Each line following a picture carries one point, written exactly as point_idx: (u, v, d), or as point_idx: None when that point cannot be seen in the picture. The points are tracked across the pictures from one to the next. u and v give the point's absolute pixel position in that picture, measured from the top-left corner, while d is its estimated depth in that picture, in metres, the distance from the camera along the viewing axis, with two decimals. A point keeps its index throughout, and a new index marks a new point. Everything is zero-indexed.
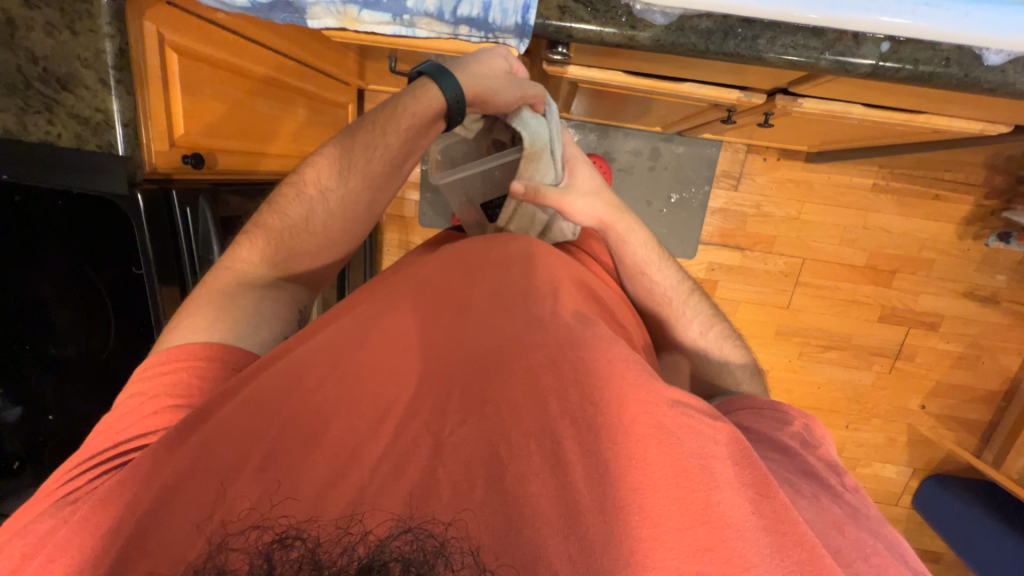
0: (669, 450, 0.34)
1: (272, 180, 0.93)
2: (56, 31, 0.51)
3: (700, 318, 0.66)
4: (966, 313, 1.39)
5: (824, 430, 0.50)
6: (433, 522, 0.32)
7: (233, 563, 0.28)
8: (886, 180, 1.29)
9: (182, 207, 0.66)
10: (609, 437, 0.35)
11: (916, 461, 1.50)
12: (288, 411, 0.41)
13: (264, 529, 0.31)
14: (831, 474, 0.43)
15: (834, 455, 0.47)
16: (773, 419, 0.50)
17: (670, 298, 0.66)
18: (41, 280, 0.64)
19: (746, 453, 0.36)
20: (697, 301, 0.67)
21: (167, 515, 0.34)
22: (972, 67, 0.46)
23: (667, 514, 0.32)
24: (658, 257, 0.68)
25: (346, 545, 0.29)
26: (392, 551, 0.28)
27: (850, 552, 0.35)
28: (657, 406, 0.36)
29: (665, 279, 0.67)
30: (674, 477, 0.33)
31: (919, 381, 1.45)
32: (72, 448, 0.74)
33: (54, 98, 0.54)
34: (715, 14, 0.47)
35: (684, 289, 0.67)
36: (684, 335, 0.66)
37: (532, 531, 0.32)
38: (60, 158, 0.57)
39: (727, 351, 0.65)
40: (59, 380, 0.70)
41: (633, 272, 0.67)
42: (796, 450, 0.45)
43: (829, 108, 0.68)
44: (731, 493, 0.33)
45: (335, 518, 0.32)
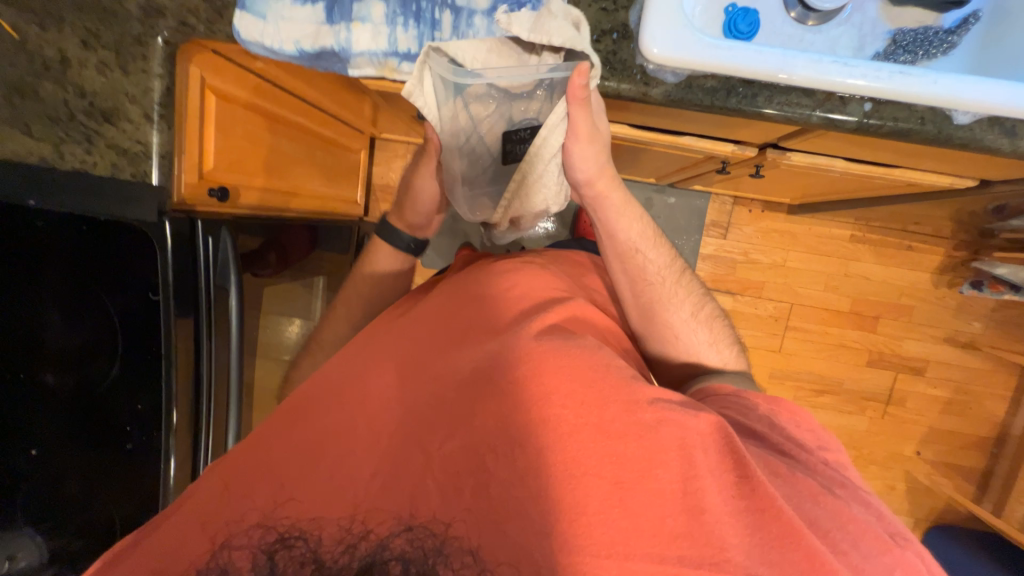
0: (648, 445, 0.40)
1: (291, 218, 0.96)
2: (108, 69, 0.55)
3: (691, 298, 0.67)
4: (948, 358, 1.44)
5: (790, 408, 0.53)
6: (433, 522, 0.39)
7: (237, 561, 0.38)
8: (862, 232, 1.38)
9: (205, 237, 0.67)
10: (593, 439, 0.41)
11: (919, 511, 1.48)
12: (291, 436, 0.47)
13: (268, 529, 0.40)
14: (802, 452, 0.48)
15: (800, 433, 0.51)
16: (739, 408, 0.53)
17: (663, 278, 0.66)
18: (53, 308, 0.65)
19: (729, 441, 0.42)
20: (686, 282, 0.68)
21: (180, 522, 0.42)
22: (944, 125, 0.53)
23: (649, 506, 0.39)
24: (649, 232, 0.67)
25: (349, 545, 0.38)
26: (393, 549, 0.38)
27: (827, 522, 0.41)
28: (636, 406, 0.42)
29: (657, 258, 0.67)
30: (653, 469, 0.40)
31: (912, 426, 1.46)
32: (43, 493, 0.68)
33: (97, 130, 0.57)
34: (719, 75, 0.53)
35: (675, 270, 0.68)
36: (677, 316, 0.65)
37: (518, 530, 0.39)
38: (94, 187, 0.58)
39: (716, 331, 0.66)
40: (49, 414, 0.67)
41: (624, 247, 0.66)
42: (765, 434, 0.49)
43: (815, 161, 0.75)
44: (711, 481, 0.40)
45: (338, 520, 0.40)
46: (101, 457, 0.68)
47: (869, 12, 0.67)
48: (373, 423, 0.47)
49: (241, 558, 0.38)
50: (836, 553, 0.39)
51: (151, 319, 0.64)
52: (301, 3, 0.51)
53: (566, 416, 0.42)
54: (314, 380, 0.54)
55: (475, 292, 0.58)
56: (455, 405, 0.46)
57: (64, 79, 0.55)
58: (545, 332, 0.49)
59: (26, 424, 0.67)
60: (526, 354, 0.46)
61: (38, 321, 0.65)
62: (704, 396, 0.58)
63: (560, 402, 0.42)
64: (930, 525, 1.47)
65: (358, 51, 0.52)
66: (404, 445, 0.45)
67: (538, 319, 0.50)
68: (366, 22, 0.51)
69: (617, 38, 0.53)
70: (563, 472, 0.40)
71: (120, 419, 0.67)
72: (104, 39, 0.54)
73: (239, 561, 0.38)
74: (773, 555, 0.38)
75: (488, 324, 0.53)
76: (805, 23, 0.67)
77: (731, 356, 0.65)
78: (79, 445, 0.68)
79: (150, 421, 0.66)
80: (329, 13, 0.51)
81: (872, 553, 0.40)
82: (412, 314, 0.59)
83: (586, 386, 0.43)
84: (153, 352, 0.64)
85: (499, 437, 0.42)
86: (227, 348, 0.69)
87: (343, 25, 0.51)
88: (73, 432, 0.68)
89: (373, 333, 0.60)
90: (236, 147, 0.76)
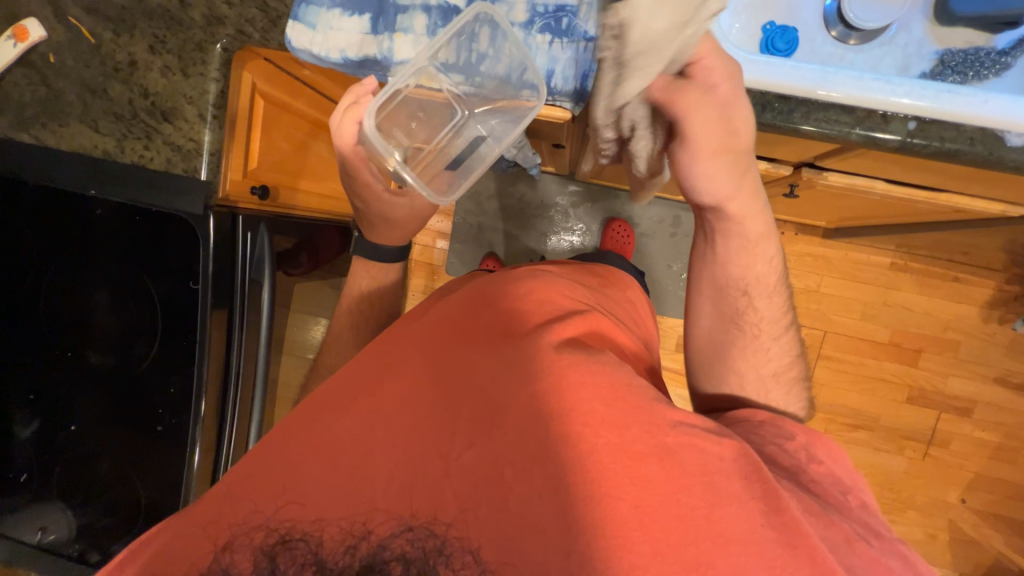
0: (670, 469, 0.39)
1: (325, 219, 0.99)
2: (170, 72, 0.60)
3: (784, 355, 0.59)
4: (998, 399, 1.34)
5: (830, 445, 0.49)
6: (435, 523, 0.40)
7: (239, 563, 0.39)
8: (904, 260, 1.32)
9: (244, 231, 0.70)
10: (612, 460, 0.40)
11: (963, 565, 1.36)
12: (299, 441, 0.46)
13: (269, 530, 0.41)
14: (841, 494, 0.46)
15: (837, 471, 0.47)
16: (769, 435, 0.50)
17: (761, 329, 0.58)
18: (100, 290, 0.69)
19: (762, 476, 0.40)
20: (786, 338, 0.60)
21: (188, 521, 0.43)
22: (996, 147, 0.50)
23: (667, 532, 0.38)
24: (770, 274, 0.59)
25: (349, 546, 0.39)
26: (394, 549, 0.39)
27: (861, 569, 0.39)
28: (659, 427, 0.41)
29: (765, 307, 0.59)
30: (677, 494, 0.39)
31: (956, 471, 1.36)
32: (76, 465, 0.71)
33: (155, 127, 0.61)
34: (754, 90, 0.52)
35: (780, 324, 0.60)
36: (755, 370, 0.58)
37: (532, 547, 0.39)
38: (152, 180, 0.63)
39: (795, 395, 0.58)
40: (88, 389, 0.71)
41: (734, 285, 0.58)
42: (799, 467, 0.47)
43: (852, 181, 0.73)
44: (734, 510, 0.39)
45: (339, 521, 0.41)
46: (131, 439, 0.70)
47: (914, 32, 0.66)
48: (390, 425, 0.45)
49: (242, 560, 0.39)
50: None
51: (189, 307, 0.67)
52: (349, 14, 0.54)
53: (586, 434, 0.40)
54: (340, 375, 0.52)
55: (494, 296, 0.54)
56: (474, 413, 0.44)
57: (131, 80, 0.60)
58: (569, 341, 0.47)
59: (69, 397, 0.71)
60: (546, 367, 0.44)
61: (86, 304, 0.70)
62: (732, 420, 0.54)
63: (587, 419, 0.41)
64: None
65: (399, 59, 0.55)
66: (421, 452, 0.43)
67: (559, 329, 0.48)
68: (408, 33, 0.54)
69: None
70: (576, 480, 0.40)
71: (152, 402, 0.70)
72: (169, 45, 0.59)
73: (241, 562, 0.40)
74: None
75: (506, 322, 0.50)
76: (847, 42, 0.66)
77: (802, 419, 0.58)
78: (111, 426, 0.71)
79: (179, 405, 0.68)
80: (374, 23, 0.54)
81: None
82: (427, 314, 0.56)
83: (610, 404, 0.41)
84: (187, 339, 0.68)
85: (515, 445, 0.42)
86: (258, 342, 0.72)
87: (386, 35, 0.54)
88: (107, 410, 0.71)
89: (392, 330, 0.57)
90: (279, 149, 0.80)
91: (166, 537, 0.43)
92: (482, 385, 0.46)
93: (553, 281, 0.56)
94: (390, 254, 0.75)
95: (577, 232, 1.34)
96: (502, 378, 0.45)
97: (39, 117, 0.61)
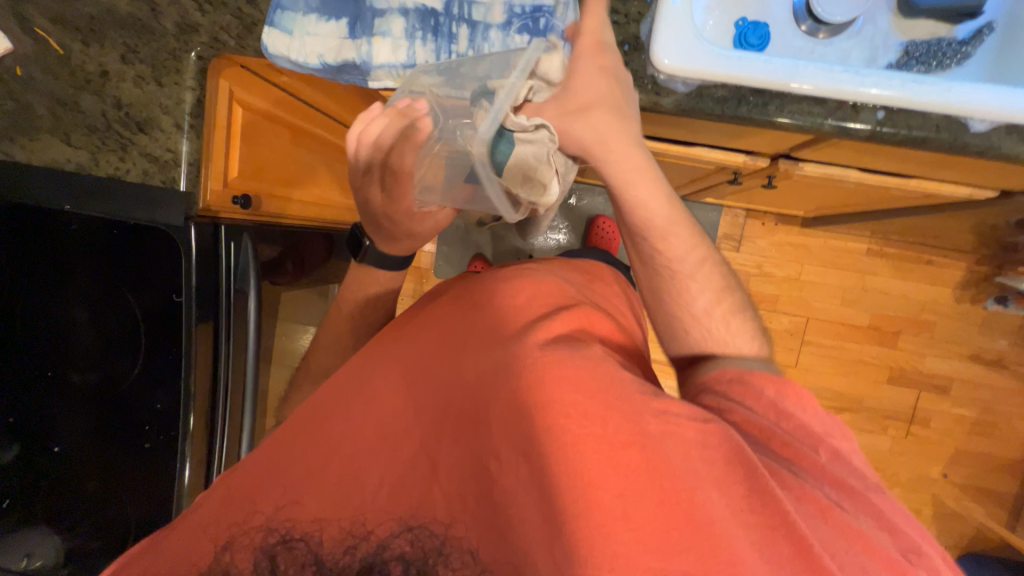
0: (659, 459, 0.39)
1: (309, 226, 0.98)
2: (144, 82, 0.59)
3: (710, 289, 0.60)
4: (974, 376, 1.39)
5: (804, 394, 0.49)
6: (433, 523, 0.41)
7: (240, 564, 0.39)
8: (879, 246, 1.36)
9: (227, 241, 0.69)
10: (602, 457, 0.39)
11: (947, 538, 1.41)
12: (295, 444, 0.46)
13: (268, 531, 0.41)
14: (821, 455, 0.46)
15: (818, 424, 0.47)
16: (742, 394, 0.50)
17: (674, 269, 0.60)
18: (81, 307, 0.68)
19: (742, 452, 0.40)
20: (712, 272, 0.61)
21: (181, 527, 0.43)
22: (960, 132, 0.53)
23: (652, 517, 0.38)
24: (666, 216, 0.58)
25: (349, 546, 0.40)
26: (394, 548, 0.40)
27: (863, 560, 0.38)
28: (643, 415, 0.40)
29: (677, 246, 0.59)
30: (658, 478, 0.38)
31: (937, 448, 1.41)
32: (62, 488, 0.69)
33: (131, 139, 0.60)
34: (730, 84, 0.54)
35: (696, 257, 0.60)
36: (688, 307, 0.60)
37: (522, 542, 0.39)
38: (128, 193, 0.61)
39: (736, 327, 0.58)
40: (72, 409, 0.69)
41: (636, 232, 0.60)
42: (778, 429, 0.47)
43: (828, 171, 0.75)
44: (725, 498, 0.38)
45: (338, 522, 0.41)
46: (118, 457, 0.69)
47: (880, 24, 0.68)
48: (382, 427, 0.46)
49: (243, 559, 0.39)
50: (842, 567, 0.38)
51: (173, 319, 0.66)
52: (326, 19, 0.54)
53: (571, 426, 0.40)
54: (332, 380, 0.52)
55: (478, 295, 0.55)
56: (464, 413, 0.45)
57: (103, 91, 0.59)
58: (562, 339, 0.48)
59: (52, 418, 0.69)
60: (539, 365, 0.44)
61: (67, 322, 0.68)
62: (706, 385, 0.54)
63: (569, 412, 0.40)
64: (961, 553, 1.40)
65: (377, 64, 0.54)
66: (415, 456, 0.44)
67: (546, 327, 0.48)
68: (386, 36, 0.54)
69: (627, 50, 0.54)
70: (573, 477, 0.39)
71: (140, 418, 0.68)
72: (142, 55, 0.58)
73: (241, 562, 0.39)
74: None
75: (497, 322, 0.51)
76: (816, 36, 0.68)
77: (757, 352, 0.56)
78: (99, 448, 0.69)
79: (168, 421, 0.67)
80: (353, 28, 0.54)
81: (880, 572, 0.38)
82: (419, 316, 0.57)
83: (602, 399, 0.42)
84: (173, 353, 0.67)
85: (511, 445, 0.42)
86: (244, 358, 0.70)
87: (364, 39, 0.54)
88: (93, 429, 0.69)
89: (384, 332, 0.58)
90: (259, 157, 0.79)
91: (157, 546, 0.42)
92: (478, 386, 0.45)
93: (536, 277, 0.57)
94: (398, 263, 0.74)
95: (562, 230, 1.36)
96: (497, 379, 0.45)
97: (8, 132, 0.59)
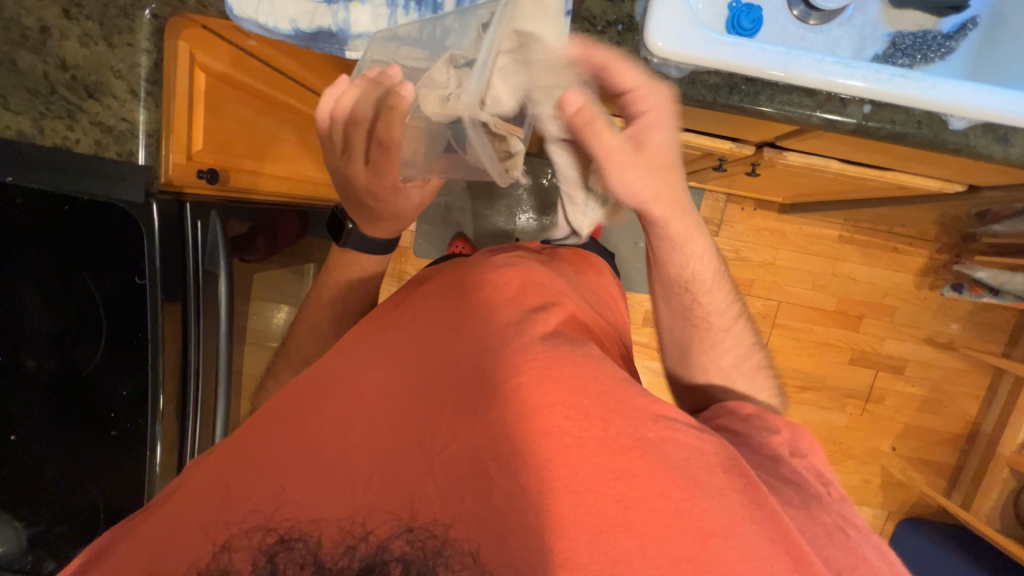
0: (651, 462, 0.40)
1: (283, 203, 0.93)
2: (91, 42, 0.53)
3: (737, 345, 0.65)
4: (927, 357, 1.48)
5: (812, 437, 0.52)
6: (434, 523, 0.38)
7: (237, 563, 0.36)
8: (850, 233, 1.40)
9: (194, 220, 0.66)
10: (595, 453, 0.40)
11: (892, 504, 1.53)
12: (291, 438, 0.45)
13: (267, 530, 0.38)
14: (819, 484, 0.48)
15: (822, 462, 0.50)
16: (761, 428, 0.53)
17: (709, 322, 0.64)
18: (27, 287, 0.63)
19: (737, 463, 0.42)
20: (738, 327, 0.66)
21: (173, 527, 0.40)
22: (940, 130, 0.54)
23: (653, 526, 0.38)
24: (702, 268, 0.64)
25: (348, 546, 0.36)
26: (393, 551, 0.36)
27: (837, 558, 0.41)
28: (643, 422, 0.42)
29: (713, 302, 0.65)
30: (657, 488, 0.39)
31: (889, 423, 1.51)
32: (20, 477, 0.66)
33: (79, 105, 0.55)
34: (722, 72, 0.53)
35: (728, 313, 0.66)
36: (716, 360, 0.65)
37: (516, 540, 0.38)
38: (80, 165, 0.57)
39: (758, 379, 0.64)
40: (27, 396, 0.65)
41: (673, 286, 0.65)
42: (785, 459, 0.49)
43: (809, 161, 0.76)
44: (712, 498, 0.39)
45: (338, 521, 0.38)
46: (84, 445, 0.66)
47: (870, 14, 0.67)
48: (372, 417, 0.45)
49: (242, 559, 0.36)
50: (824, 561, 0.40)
51: (136, 304, 0.62)
52: None
53: (570, 428, 0.40)
54: (315, 368, 0.51)
55: (468, 284, 0.54)
56: (455, 408, 0.43)
57: (43, 50, 0.52)
58: (549, 332, 0.47)
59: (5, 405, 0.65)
60: (528, 359, 0.44)
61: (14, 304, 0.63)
62: (722, 416, 0.58)
63: (566, 410, 0.41)
64: (903, 517, 1.52)
65: (356, 32, 0.51)
66: (404, 446, 0.42)
67: (539, 321, 0.48)
68: (365, 3, 0.50)
69: (622, 30, 0.52)
70: (559, 472, 0.39)
71: (106, 406, 0.65)
72: (87, 10, 0.51)
73: (240, 562, 0.36)
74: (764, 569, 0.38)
75: (484, 312, 0.50)
76: (807, 22, 0.67)
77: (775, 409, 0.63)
78: (60, 433, 0.66)
79: (134, 408, 0.64)
80: None
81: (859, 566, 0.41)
82: (405, 306, 0.55)
83: (593, 397, 0.42)
84: (137, 339, 0.63)
85: (499, 440, 0.41)
86: (216, 346, 0.68)
87: (341, 5, 0.50)
88: (52, 416, 0.66)
89: (368, 323, 0.55)
90: (225, 128, 0.73)
91: (140, 538, 0.40)
92: (467, 375, 0.45)
93: (530, 270, 0.55)
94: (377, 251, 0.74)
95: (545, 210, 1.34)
96: (484, 368, 0.45)
97: None
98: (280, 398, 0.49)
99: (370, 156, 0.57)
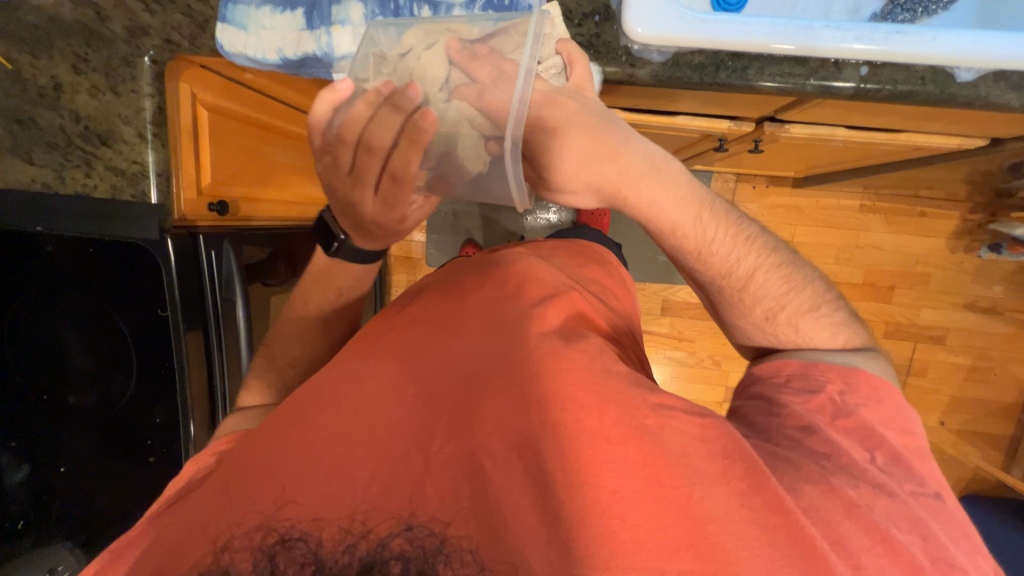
0: (650, 452, 0.39)
1: (292, 226, 0.96)
2: (100, 92, 0.55)
3: (768, 294, 0.56)
4: (968, 324, 1.40)
5: (869, 385, 0.49)
6: (433, 521, 0.38)
7: (239, 563, 0.37)
8: (872, 201, 1.35)
9: (208, 252, 0.69)
10: (595, 445, 0.39)
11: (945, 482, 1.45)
12: (290, 444, 0.44)
13: (269, 531, 0.38)
14: (859, 450, 0.45)
15: (876, 419, 0.47)
16: (801, 390, 0.50)
17: (722, 283, 0.56)
18: (66, 328, 0.68)
19: (743, 448, 0.41)
20: (764, 274, 0.56)
21: (173, 538, 0.40)
22: (947, 83, 0.51)
23: (654, 518, 0.37)
24: (695, 226, 0.53)
25: (348, 544, 0.37)
26: (393, 549, 0.37)
27: (856, 543, 0.39)
28: (643, 410, 0.41)
29: (721, 261, 0.55)
30: (658, 477, 0.38)
31: (933, 396, 1.43)
32: (73, 506, 0.71)
33: (94, 153, 0.56)
34: (706, 50, 0.51)
35: (744, 265, 0.56)
36: (748, 315, 0.58)
37: (517, 537, 0.37)
38: (100, 210, 0.59)
39: (807, 324, 0.55)
40: (73, 430, 0.70)
41: (667, 254, 0.58)
42: (820, 427, 0.46)
43: (814, 131, 0.73)
44: (712, 488, 0.38)
45: (337, 520, 0.38)
46: (127, 472, 0.71)
47: None
48: (371, 421, 0.44)
49: (243, 559, 0.37)
50: (843, 546, 0.38)
51: (161, 333, 0.66)
52: (281, 10, 0.51)
53: (568, 419, 0.40)
54: (315, 377, 0.51)
55: (466, 288, 0.55)
56: (454, 407, 0.44)
57: (59, 105, 0.52)
58: (549, 329, 0.47)
59: (55, 440, 0.70)
60: (530, 356, 0.44)
61: (56, 346, 0.68)
62: (761, 377, 0.55)
63: (566, 403, 0.40)
64: (957, 495, 1.44)
65: (340, 55, 0.52)
66: (401, 449, 0.42)
67: (538, 317, 0.48)
68: (345, 24, 0.51)
69: (599, 20, 0.52)
70: (560, 470, 0.39)
71: (141, 432, 0.70)
72: (94, 63, 0.53)
73: (241, 562, 0.37)
74: (776, 555, 0.36)
75: (486, 310, 0.50)
76: None
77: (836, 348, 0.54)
78: (104, 458, 0.71)
79: (167, 433, 0.68)
80: (309, 18, 0.51)
81: (884, 551, 0.39)
82: (406, 312, 0.55)
83: (592, 388, 0.41)
84: (165, 366, 0.67)
85: (499, 438, 0.41)
86: (239, 366, 0.72)
87: (323, 29, 0.51)
88: (96, 447, 0.70)
89: (369, 333, 0.55)
90: (230, 160, 0.76)
91: (147, 544, 0.41)
92: (466, 377, 0.45)
93: (524, 267, 0.56)
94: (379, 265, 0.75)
95: (552, 208, 1.33)
96: (484, 367, 0.45)
97: None
98: (285, 403, 0.49)
99: (382, 188, 0.46)
